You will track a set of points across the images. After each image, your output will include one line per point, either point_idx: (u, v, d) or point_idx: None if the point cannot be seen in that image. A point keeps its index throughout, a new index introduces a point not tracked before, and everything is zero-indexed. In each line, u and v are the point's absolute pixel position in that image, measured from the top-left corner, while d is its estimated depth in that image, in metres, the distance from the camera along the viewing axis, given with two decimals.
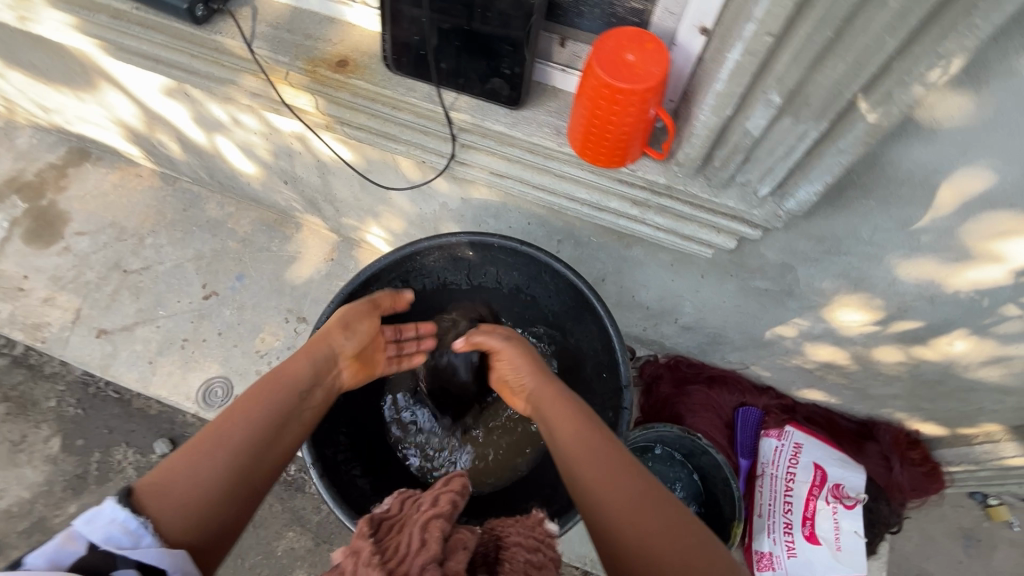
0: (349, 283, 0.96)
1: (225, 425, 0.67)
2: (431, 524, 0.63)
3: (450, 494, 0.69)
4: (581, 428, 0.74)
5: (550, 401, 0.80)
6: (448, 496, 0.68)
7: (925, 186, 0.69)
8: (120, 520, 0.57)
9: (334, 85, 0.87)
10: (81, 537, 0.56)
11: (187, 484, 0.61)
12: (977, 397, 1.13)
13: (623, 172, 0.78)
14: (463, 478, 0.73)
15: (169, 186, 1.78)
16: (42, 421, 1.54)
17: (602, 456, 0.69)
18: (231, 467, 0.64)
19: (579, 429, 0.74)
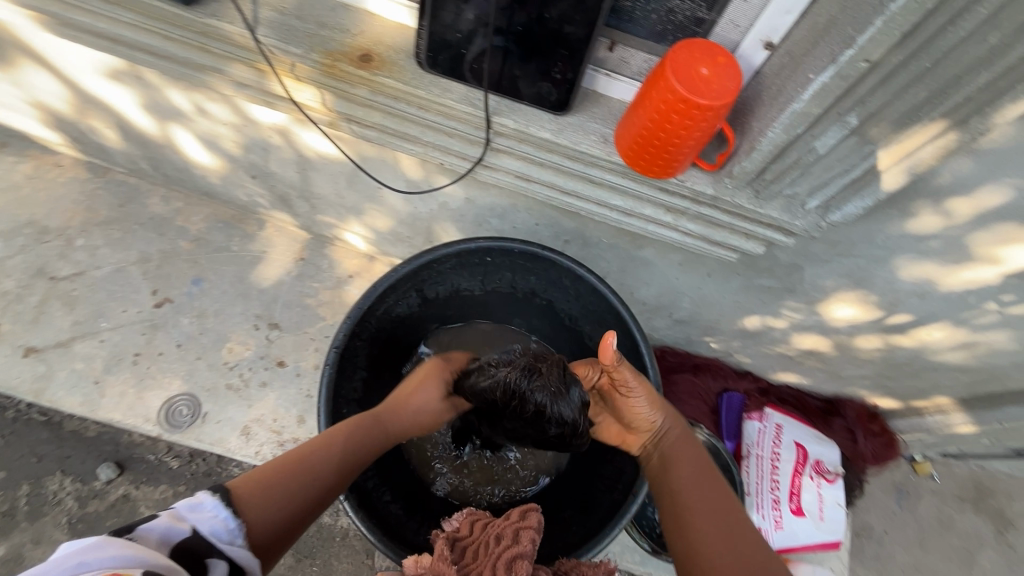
0: (366, 297, 0.90)
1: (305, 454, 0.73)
2: (515, 564, 0.71)
3: (529, 531, 0.77)
4: (716, 493, 0.75)
5: (684, 453, 0.81)
6: (528, 533, 0.77)
7: (948, 198, 0.75)
8: (222, 517, 0.62)
9: (353, 81, 0.79)
10: (189, 520, 0.61)
11: (270, 499, 0.66)
12: (936, 375, 1.26)
13: (671, 183, 0.77)
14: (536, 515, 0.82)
15: (98, 177, 1.55)
16: None
17: (730, 525, 0.71)
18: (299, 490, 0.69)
19: (709, 488, 0.76)
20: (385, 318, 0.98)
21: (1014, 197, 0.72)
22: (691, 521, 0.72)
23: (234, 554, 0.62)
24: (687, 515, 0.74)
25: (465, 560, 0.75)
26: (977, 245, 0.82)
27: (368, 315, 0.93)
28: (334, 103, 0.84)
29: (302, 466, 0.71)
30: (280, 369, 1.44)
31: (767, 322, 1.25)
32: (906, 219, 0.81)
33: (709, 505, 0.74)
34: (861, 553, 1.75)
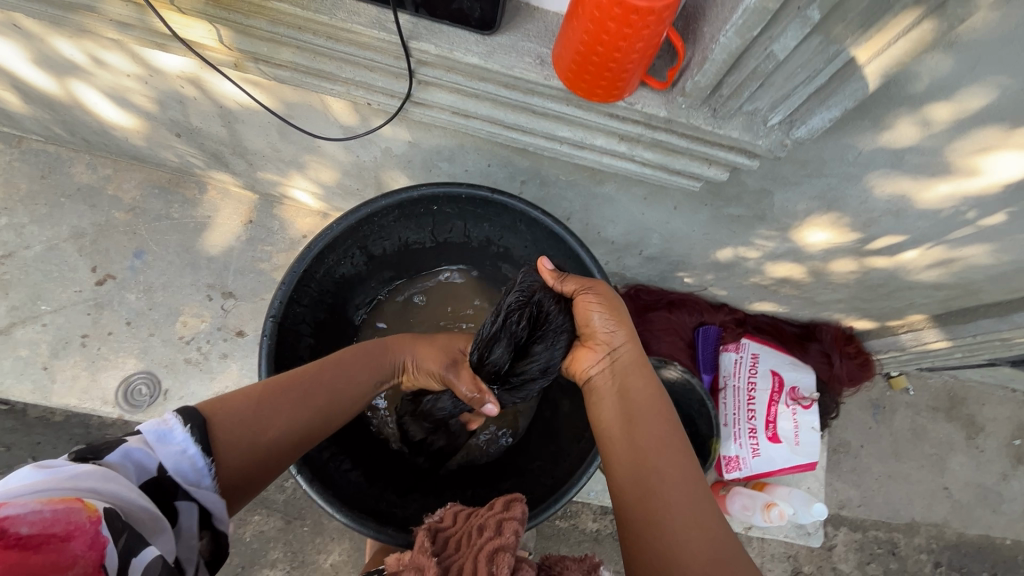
0: (301, 259, 0.82)
1: (276, 397, 0.68)
2: (497, 557, 0.63)
3: (512, 522, 0.69)
4: (662, 424, 0.71)
5: (635, 380, 0.76)
6: (511, 525, 0.68)
7: (925, 104, 0.68)
8: (189, 455, 0.59)
9: (246, 11, 0.68)
10: (152, 459, 0.58)
11: (239, 433, 0.64)
12: (911, 294, 1.24)
13: (619, 107, 0.69)
14: (522, 506, 0.73)
15: (14, 148, 1.41)
16: None
17: (678, 466, 0.67)
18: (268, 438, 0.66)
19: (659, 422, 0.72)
20: (328, 281, 0.91)
21: (995, 96, 0.65)
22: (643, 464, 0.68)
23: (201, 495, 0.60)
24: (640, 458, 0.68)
25: (448, 552, 0.68)
26: (956, 154, 0.76)
27: (307, 279, 0.86)
28: (233, 40, 0.73)
29: (267, 399, 0.68)
30: (240, 339, 1.38)
31: (740, 253, 1.20)
32: (880, 130, 0.73)
33: (655, 447, 0.69)
34: (838, 468, 1.81)
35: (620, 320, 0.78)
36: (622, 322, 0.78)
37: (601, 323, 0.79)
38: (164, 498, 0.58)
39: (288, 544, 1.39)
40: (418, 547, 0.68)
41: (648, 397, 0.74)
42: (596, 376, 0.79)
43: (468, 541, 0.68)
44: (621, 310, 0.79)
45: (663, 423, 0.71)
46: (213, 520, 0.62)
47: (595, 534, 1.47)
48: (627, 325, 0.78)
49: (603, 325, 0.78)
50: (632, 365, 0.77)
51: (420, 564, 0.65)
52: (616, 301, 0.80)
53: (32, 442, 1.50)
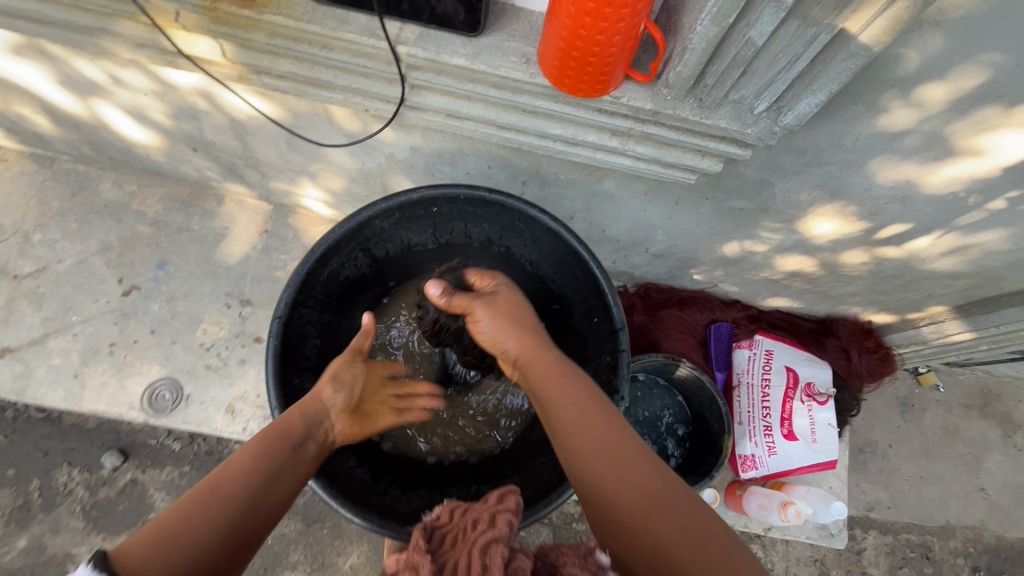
0: (304, 262, 0.85)
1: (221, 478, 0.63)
2: (491, 549, 0.62)
3: (506, 515, 0.68)
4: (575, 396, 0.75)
5: (539, 368, 0.80)
6: (504, 517, 0.68)
7: (918, 85, 0.67)
8: None
9: (244, 25, 0.71)
10: None
11: (186, 527, 0.57)
12: (929, 285, 1.20)
13: (605, 101, 0.70)
14: (516, 499, 0.74)
15: (46, 168, 1.50)
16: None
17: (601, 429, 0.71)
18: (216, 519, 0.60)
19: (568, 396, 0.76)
20: (333, 283, 0.94)
21: (989, 73, 0.63)
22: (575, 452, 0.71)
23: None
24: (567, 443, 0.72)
25: (443, 548, 0.66)
26: (957, 136, 0.74)
27: (311, 281, 0.88)
28: (235, 53, 0.76)
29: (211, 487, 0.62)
30: (257, 345, 1.42)
31: (746, 247, 1.19)
32: (875, 114, 0.72)
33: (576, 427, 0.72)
34: (865, 469, 1.75)
35: (508, 322, 0.84)
36: (511, 326, 0.84)
37: (500, 339, 0.84)
38: None
39: (308, 546, 1.42)
40: (412, 544, 0.66)
41: (555, 379, 0.78)
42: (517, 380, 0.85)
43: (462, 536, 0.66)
44: (506, 314, 0.85)
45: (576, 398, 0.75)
46: None
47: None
48: (521, 326, 0.84)
49: (500, 336, 0.84)
50: (535, 355, 0.81)
51: (414, 564, 0.62)
52: (505, 308, 0.86)
53: (67, 448, 1.57)
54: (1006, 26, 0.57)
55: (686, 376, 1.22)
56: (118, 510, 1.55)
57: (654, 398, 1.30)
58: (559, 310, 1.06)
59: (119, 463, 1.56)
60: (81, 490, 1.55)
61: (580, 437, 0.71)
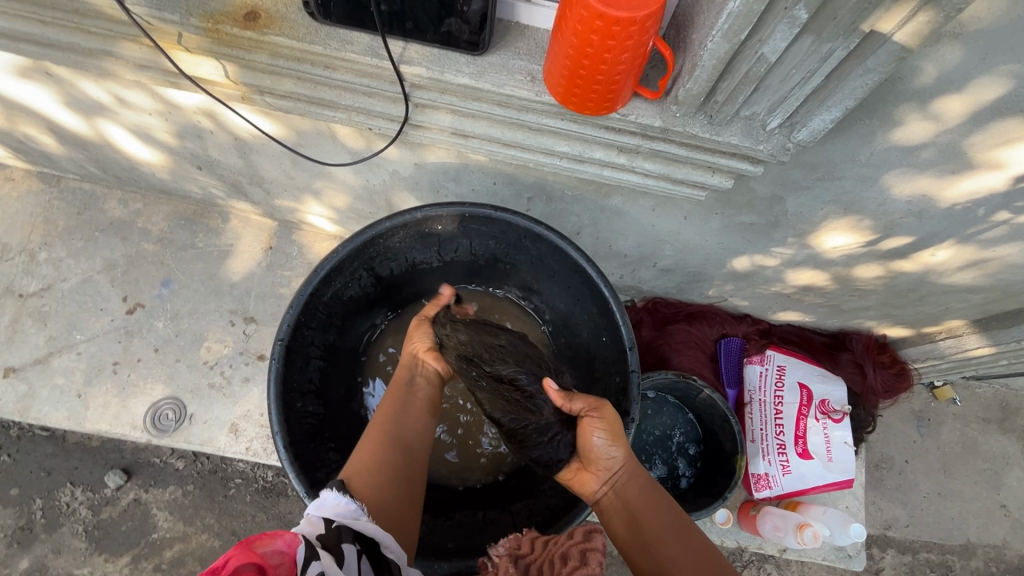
0: (307, 282, 0.84)
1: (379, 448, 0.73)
2: None
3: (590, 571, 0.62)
4: (683, 532, 0.71)
5: (642, 493, 0.74)
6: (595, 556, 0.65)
7: (936, 98, 0.65)
8: (342, 501, 0.64)
9: (246, 46, 0.70)
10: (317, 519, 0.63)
11: (369, 486, 0.68)
12: (946, 299, 1.17)
13: (612, 119, 0.69)
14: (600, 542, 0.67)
15: (53, 187, 1.50)
16: None
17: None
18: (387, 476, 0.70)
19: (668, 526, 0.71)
20: (337, 303, 0.92)
21: (1009, 86, 0.62)
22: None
23: (364, 530, 0.63)
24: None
25: None
26: (976, 149, 0.72)
27: (314, 301, 0.87)
28: (237, 74, 0.76)
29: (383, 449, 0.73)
30: (261, 363, 1.41)
31: (757, 262, 1.16)
32: (891, 128, 0.70)
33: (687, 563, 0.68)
34: (881, 486, 1.70)
35: (621, 433, 0.76)
36: (622, 437, 0.76)
37: (606, 446, 0.75)
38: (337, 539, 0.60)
39: None
40: None
41: (657, 510, 0.73)
42: (603, 497, 0.76)
43: (552, 569, 0.67)
44: (617, 423, 0.77)
45: (681, 536, 0.70)
46: (383, 549, 0.63)
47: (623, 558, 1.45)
48: (626, 441, 0.76)
49: (608, 443, 0.75)
50: (638, 476, 0.75)
51: None
52: (615, 417, 0.78)
53: (70, 467, 1.56)
54: None
55: (697, 393, 1.19)
56: (121, 531, 1.53)
57: (664, 416, 1.28)
58: (565, 330, 1.04)
59: (122, 482, 1.54)
60: (83, 510, 1.54)
61: (686, 574, 0.67)
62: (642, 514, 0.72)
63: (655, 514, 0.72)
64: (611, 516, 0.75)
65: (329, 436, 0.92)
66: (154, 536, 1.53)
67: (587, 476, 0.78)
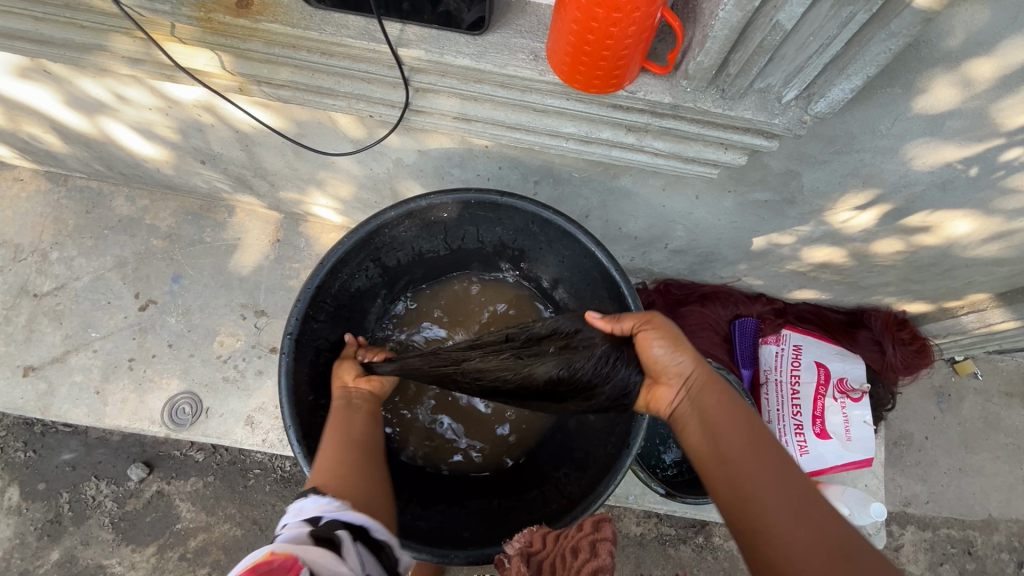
0: (314, 275, 0.83)
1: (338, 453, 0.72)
2: None
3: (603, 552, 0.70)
4: (762, 445, 0.66)
5: (717, 403, 0.71)
6: (605, 546, 0.71)
7: (962, 62, 0.61)
8: (323, 502, 0.61)
9: (240, 35, 0.68)
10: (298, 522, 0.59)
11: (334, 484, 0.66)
12: (969, 272, 1.14)
13: (620, 96, 0.66)
14: (611, 524, 0.75)
15: (60, 186, 1.50)
16: (9, 472, 1.57)
17: (794, 491, 0.62)
18: (350, 473, 0.69)
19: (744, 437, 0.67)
20: (344, 295, 0.91)
21: None
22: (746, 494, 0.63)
23: (352, 520, 0.60)
24: (742, 485, 0.64)
25: None
26: (1006, 114, 0.68)
27: (322, 294, 0.86)
28: (233, 65, 0.74)
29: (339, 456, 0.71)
30: (273, 355, 1.42)
31: (772, 240, 1.13)
32: (914, 96, 0.67)
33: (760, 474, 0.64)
34: (900, 463, 1.68)
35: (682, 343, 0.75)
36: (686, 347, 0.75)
37: (665, 354, 0.75)
38: (326, 532, 0.57)
39: None
40: None
41: (733, 419, 0.70)
42: (676, 407, 0.75)
43: (564, 563, 0.71)
44: (680, 335, 0.76)
45: (758, 447, 0.66)
46: (373, 533, 0.61)
47: (639, 539, 1.46)
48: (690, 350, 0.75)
49: (667, 352, 0.75)
50: (712, 388, 0.72)
51: None
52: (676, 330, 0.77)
53: (94, 462, 1.59)
54: None
55: None
56: (146, 521, 1.57)
57: None
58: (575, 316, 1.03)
59: (145, 475, 1.57)
60: (109, 503, 1.57)
61: (765, 483, 0.63)
62: (715, 423, 0.70)
63: (729, 424, 0.69)
64: (686, 425, 0.73)
65: None
66: (178, 526, 1.57)
67: (658, 389, 0.77)
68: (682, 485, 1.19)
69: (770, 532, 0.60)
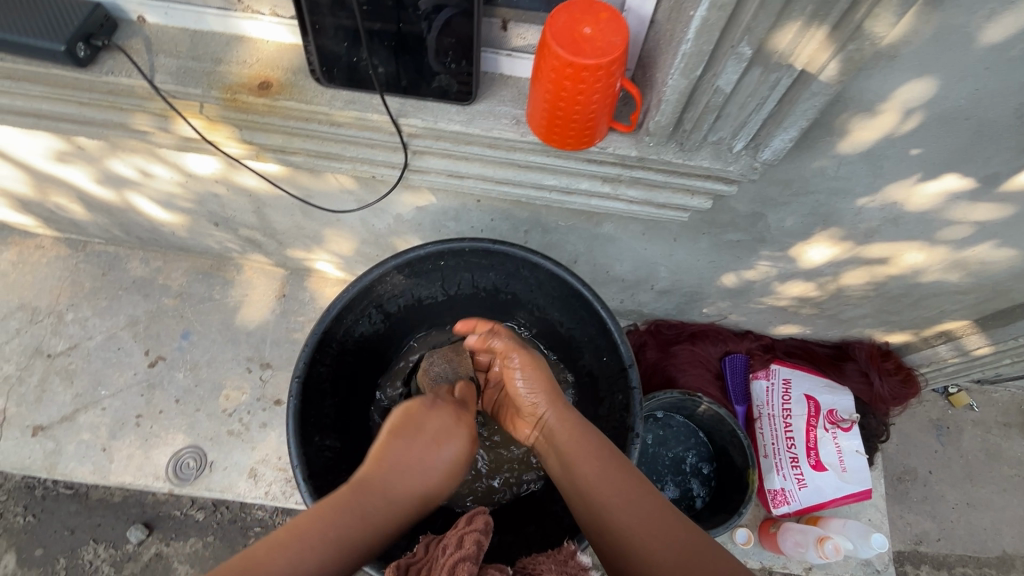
0: (320, 321, 0.88)
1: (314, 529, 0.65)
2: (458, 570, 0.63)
3: (474, 534, 0.68)
4: (625, 479, 0.72)
5: (570, 435, 0.80)
6: (473, 536, 0.67)
7: (882, 114, 0.71)
8: None
9: (260, 111, 0.78)
10: None
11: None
12: (939, 301, 1.20)
13: (593, 151, 0.75)
14: (485, 515, 0.72)
15: (79, 252, 1.59)
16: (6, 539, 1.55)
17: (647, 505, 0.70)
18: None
19: (619, 478, 0.72)
20: (348, 341, 0.97)
21: (943, 96, 0.68)
22: (618, 543, 0.68)
23: None
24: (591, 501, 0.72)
25: None
26: (934, 154, 0.78)
27: (328, 339, 0.91)
28: (243, 135, 0.84)
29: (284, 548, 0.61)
30: (277, 407, 1.45)
31: (749, 277, 1.20)
32: (851, 142, 0.76)
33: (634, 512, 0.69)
34: (906, 498, 1.68)
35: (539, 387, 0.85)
36: (541, 388, 0.85)
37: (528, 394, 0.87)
38: None
39: None
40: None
41: (582, 445, 0.78)
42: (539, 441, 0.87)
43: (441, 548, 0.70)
44: (544, 376, 0.87)
45: (623, 487, 0.71)
46: None
47: None
48: (549, 394, 0.85)
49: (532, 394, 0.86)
50: (551, 422, 0.83)
51: None
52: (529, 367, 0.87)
53: (93, 524, 1.57)
54: (957, 56, 0.63)
55: (705, 410, 1.20)
56: None
57: (679, 439, 1.28)
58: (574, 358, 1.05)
59: (144, 537, 1.55)
60: (106, 567, 1.54)
61: (610, 496, 0.71)
62: (582, 465, 0.75)
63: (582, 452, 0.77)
64: (551, 462, 0.83)
65: (347, 469, 0.94)
66: None
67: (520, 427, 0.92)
68: None
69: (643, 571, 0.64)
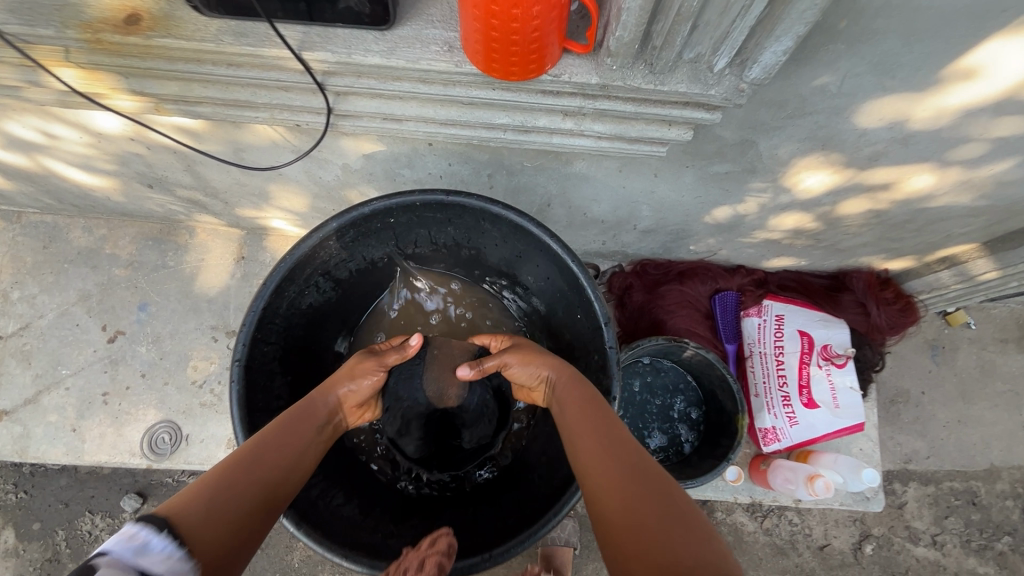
0: (257, 298, 0.79)
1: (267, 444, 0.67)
2: None
3: (436, 556, 0.66)
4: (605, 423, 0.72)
5: (563, 382, 0.80)
6: (433, 558, 0.65)
7: (898, 12, 0.57)
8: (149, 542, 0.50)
9: (136, 53, 0.64)
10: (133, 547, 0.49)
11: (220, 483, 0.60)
12: (947, 225, 1.10)
13: (545, 81, 0.63)
14: (448, 537, 0.71)
15: (15, 224, 1.46)
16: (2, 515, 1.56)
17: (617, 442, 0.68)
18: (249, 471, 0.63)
19: (595, 417, 0.73)
20: (296, 314, 0.88)
21: None
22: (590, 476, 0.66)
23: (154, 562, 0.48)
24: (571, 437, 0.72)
25: None
26: (958, 58, 0.64)
27: (271, 316, 0.83)
28: (127, 83, 0.70)
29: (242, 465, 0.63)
30: None
31: (739, 211, 1.09)
32: (858, 50, 0.63)
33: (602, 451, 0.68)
34: (898, 420, 1.68)
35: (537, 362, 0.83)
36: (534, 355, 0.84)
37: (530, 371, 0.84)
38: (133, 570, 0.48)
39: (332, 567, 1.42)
40: None
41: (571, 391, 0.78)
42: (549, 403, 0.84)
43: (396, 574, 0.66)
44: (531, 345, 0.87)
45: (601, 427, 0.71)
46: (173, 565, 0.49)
47: None
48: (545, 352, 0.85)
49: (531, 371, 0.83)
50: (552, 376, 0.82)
51: None
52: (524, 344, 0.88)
53: (87, 496, 1.59)
54: None
55: (692, 354, 1.13)
56: None
57: (664, 386, 1.24)
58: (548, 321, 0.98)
59: (139, 505, 1.56)
60: (107, 535, 1.56)
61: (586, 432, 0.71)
62: (566, 414, 0.75)
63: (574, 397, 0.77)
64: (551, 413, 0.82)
65: None
66: None
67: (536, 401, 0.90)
68: (670, 470, 1.16)
69: (606, 498, 0.62)
